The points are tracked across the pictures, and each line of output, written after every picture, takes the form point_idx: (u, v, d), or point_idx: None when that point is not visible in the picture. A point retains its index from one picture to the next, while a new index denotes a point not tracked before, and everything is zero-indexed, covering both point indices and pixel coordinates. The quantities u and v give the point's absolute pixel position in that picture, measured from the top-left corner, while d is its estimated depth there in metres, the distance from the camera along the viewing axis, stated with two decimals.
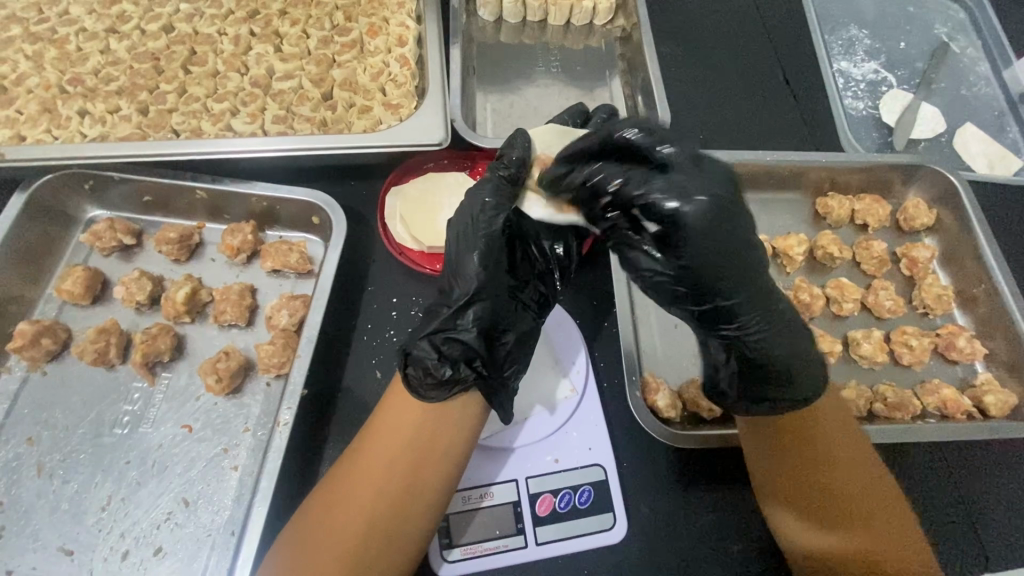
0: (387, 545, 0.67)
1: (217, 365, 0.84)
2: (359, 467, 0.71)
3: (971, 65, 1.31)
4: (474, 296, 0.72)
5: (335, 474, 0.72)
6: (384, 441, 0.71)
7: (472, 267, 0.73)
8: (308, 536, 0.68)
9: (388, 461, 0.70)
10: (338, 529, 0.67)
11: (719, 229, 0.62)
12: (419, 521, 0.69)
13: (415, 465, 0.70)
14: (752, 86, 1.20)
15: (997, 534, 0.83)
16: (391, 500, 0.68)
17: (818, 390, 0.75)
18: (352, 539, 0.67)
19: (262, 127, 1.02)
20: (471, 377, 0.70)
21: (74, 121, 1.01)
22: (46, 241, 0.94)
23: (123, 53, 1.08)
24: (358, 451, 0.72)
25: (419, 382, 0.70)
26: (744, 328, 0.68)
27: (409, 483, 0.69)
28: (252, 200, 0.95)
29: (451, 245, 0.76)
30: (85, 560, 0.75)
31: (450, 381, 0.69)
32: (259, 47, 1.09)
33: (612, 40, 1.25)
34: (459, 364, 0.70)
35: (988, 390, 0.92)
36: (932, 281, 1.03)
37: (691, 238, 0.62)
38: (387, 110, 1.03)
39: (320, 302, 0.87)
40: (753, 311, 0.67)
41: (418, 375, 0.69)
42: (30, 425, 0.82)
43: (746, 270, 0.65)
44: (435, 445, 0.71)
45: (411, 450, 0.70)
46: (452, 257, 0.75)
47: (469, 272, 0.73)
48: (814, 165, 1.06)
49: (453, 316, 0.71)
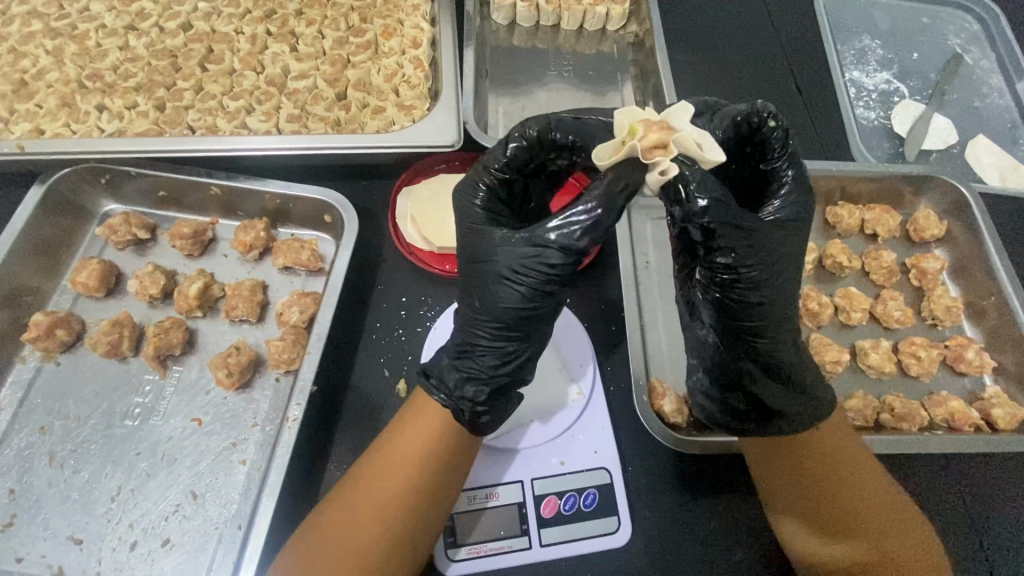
0: (412, 547, 0.70)
1: (228, 359, 0.85)
2: (387, 473, 0.71)
3: (984, 77, 1.30)
4: (506, 335, 0.70)
5: (342, 497, 0.71)
6: (409, 447, 0.72)
7: (505, 305, 0.68)
8: (330, 542, 0.68)
9: (419, 467, 0.71)
10: (365, 536, 0.68)
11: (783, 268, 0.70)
12: (437, 522, 0.72)
13: (443, 472, 0.72)
14: (764, 95, 1.20)
15: (1003, 550, 0.83)
16: (420, 504, 0.70)
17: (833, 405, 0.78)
18: (380, 544, 0.68)
19: (276, 126, 1.03)
20: (500, 412, 0.73)
21: (92, 116, 1.03)
22: (61, 234, 0.95)
23: (142, 50, 1.10)
24: (382, 457, 0.72)
25: (468, 418, 0.71)
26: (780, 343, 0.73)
27: (429, 489, 0.71)
28: (265, 197, 0.96)
29: (484, 275, 0.69)
30: (94, 549, 0.76)
31: (481, 419, 0.72)
32: (275, 47, 1.11)
33: (623, 46, 1.25)
34: (488, 403, 0.72)
35: (996, 403, 0.92)
36: (942, 292, 1.02)
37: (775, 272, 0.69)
38: (401, 110, 1.03)
39: (331, 299, 0.88)
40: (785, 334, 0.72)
41: (470, 415, 0.71)
42: (42, 415, 0.83)
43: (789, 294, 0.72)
44: (462, 450, 0.74)
45: (435, 461, 0.71)
46: (485, 287, 0.70)
47: (500, 308, 0.69)
48: (823, 175, 1.06)
49: (488, 362, 0.71)
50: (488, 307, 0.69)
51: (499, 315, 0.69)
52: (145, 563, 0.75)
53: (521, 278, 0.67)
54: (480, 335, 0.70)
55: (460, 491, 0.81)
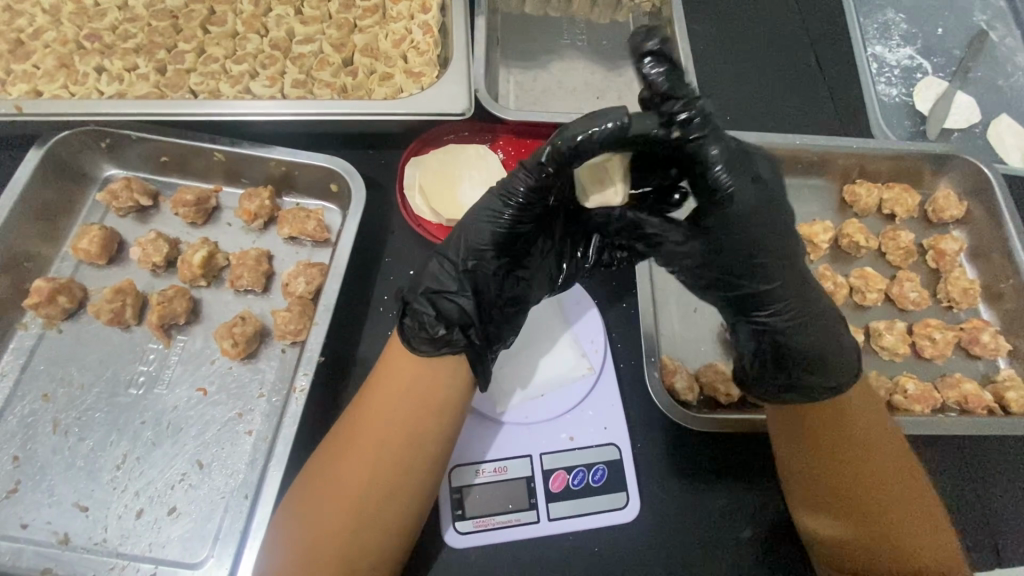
0: (391, 491, 0.68)
1: (234, 330, 0.83)
2: (357, 426, 0.71)
3: (1009, 54, 1.26)
4: (471, 262, 0.72)
5: (331, 447, 0.71)
6: (385, 391, 0.72)
7: (490, 238, 0.71)
8: (310, 497, 0.69)
9: (388, 414, 0.70)
10: (340, 489, 0.68)
11: (757, 224, 0.68)
12: (419, 473, 0.69)
13: (412, 417, 0.70)
14: (783, 69, 1.16)
15: (1012, 532, 0.83)
16: (390, 452, 0.69)
17: (854, 375, 0.76)
18: (360, 495, 0.68)
19: (281, 91, 1.00)
20: (463, 342, 0.71)
21: (91, 78, 1.00)
22: (61, 199, 0.93)
23: (141, 10, 1.05)
24: (355, 410, 0.73)
25: (416, 330, 0.71)
26: (774, 315, 0.73)
27: (414, 426, 0.70)
28: (270, 164, 0.93)
29: (468, 213, 0.74)
30: (100, 517, 0.75)
31: (442, 342, 0.70)
32: (280, 9, 1.07)
33: (639, 15, 1.20)
34: (455, 326, 0.71)
35: (1010, 387, 0.91)
36: (959, 274, 1.00)
37: (738, 241, 0.68)
38: (409, 77, 1.00)
39: (338, 270, 0.86)
40: (801, 314, 0.74)
41: (416, 326, 0.71)
42: (45, 382, 0.82)
43: (779, 262, 0.71)
44: (434, 392, 0.71)
45: (416, 400, 0.70)
46: (466, 217, 0.73)
47: (483, 242, 0.71)
48: (844, 151, 1.03)
49: (453, 278, 0.72)
50: (458, 239, 0.72)
51: (472, 244, 0.72)
52: (152, 531, 0.75)
53: (516, 202, 0.70)
54: (452, 257, 0.72)
55: (469, 464, 0.80)
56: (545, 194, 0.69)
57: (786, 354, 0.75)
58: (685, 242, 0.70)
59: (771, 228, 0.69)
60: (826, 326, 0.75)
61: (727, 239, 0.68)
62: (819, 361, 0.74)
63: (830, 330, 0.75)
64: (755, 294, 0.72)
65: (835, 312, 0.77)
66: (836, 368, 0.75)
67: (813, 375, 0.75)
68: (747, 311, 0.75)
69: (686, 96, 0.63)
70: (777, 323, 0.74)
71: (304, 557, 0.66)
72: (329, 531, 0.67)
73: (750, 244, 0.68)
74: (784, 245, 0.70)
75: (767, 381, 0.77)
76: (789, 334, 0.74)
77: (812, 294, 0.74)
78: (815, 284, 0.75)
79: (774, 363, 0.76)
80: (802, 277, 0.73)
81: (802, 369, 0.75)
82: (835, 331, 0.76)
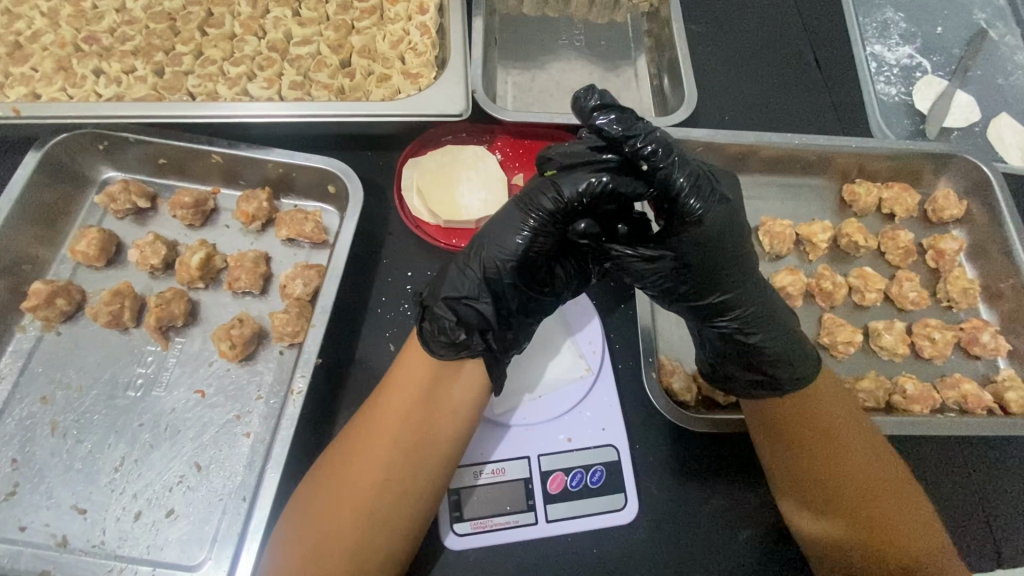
0: (403, 495, 0.68)
1: (231, 332, 0.83)
2: (369, 429, 0.71)
3: (1008, 53, 1.26)
4: (493, 271, 0.71)
5: (340, 453, 0.72)
6: (393, 397, 0.72)
7: (516, 245, 0.71)
8: (318, 497, 0.69)
9: (398, 417, 0.71)
10: (347, 489, 0.68)
11: (724, 238, 0.70)
12: (432, 471, 0.70)
13: (425, 421, 0.70)
14: (782, 69, 1.16)
15: (1014, 533, 0.82)
16: (401, 453, 0.69)
17: (815, 372, 0.77)
18: (365, 499, 0.68)
19: (279, 93, 1.00)
20: (481, 347, 0.72)
21: (90, 81, 1.00)
22: (58, 200, 0.93)
23: (139, 12, 1.06)
24: (363, 415, 0.73)
25: (441, 337, 0.71)
26: (745, 320, 0.75)
27: (424, 429, 0.70)
28: (268, 166, 0.93)
29: (497, 215, 0.74)
30: (97, 519, 0.75)
31: (461, 346, 0.71)
32: (277, 11, 1.07)
33: (637, 15, 1.20)
34: (473, 332, 0.72)
35: (1010, 387, 0.91)
36: (958, 273, 1.00)
37: (717, 251, 0.70)
38: (407, 79, 1.00)
39: (335, 271, 0.86)
40: (768, 317, 0.75)
41: (432, 333, 0.72)
42: (45, 384, 0.82)
43: (744, 272, 0.73)
44: (446, 394, 0.71)
45: (426, 402, 0.71)
46: (492, 224, 0.73)
47: (510, 248, 0.71)
48: (843, 151, 1.03)
49: (475, 283, 0.72)
50: (483, 246, 0.72)
51: (498, 254, 0.71)
52: (150, 533, 0.75)
53: (540, 214, 0.70)
54: (476, 265, 0.72)
55: (466, 466, 0.80)
56: (568, 210, 0.69)
57: (753, 352, 0.75)
58: (653, 261, 0.71)
59: (733, 244, 0.70)
60: (788, 330, 0.76)
61: (697, 255, 0.70)
62: (787, 358, 0.75)
63: (789, 328, 0.76)
64: (720, 303, 0.74)
65: (793, 319, 0.79)
66: (800, 368, 0.76)
67: (780, 373, 0.75)
68: (712, 319, 0.76)
69: (643, 131, 0.66)
70: (739, 326, 0.75)
71: (308, 560, 0.66)
72: (337, 531, 0.67)
73: (711, 259, 0.70)
74: (744, 252, 0.72)
75: (742, 382, 0.77)
76: (755, 336, 0.75)
77: (772, 301, 0.76)
78: (773, 290, 0.77)
79: (743, 362, 0.77)
80: (760, 282, 0.76)
81: (769, 367, 0.75)
82: (796, 327, 0.77)
